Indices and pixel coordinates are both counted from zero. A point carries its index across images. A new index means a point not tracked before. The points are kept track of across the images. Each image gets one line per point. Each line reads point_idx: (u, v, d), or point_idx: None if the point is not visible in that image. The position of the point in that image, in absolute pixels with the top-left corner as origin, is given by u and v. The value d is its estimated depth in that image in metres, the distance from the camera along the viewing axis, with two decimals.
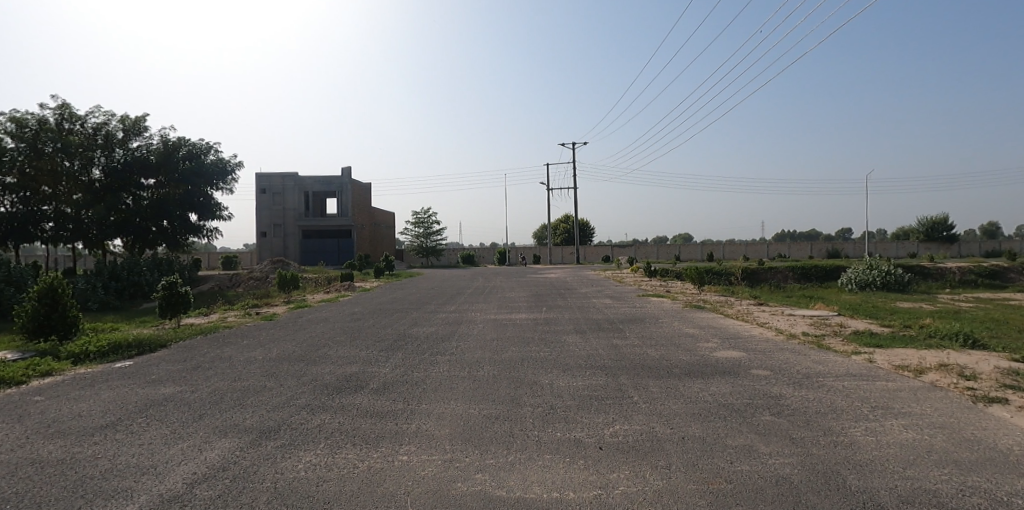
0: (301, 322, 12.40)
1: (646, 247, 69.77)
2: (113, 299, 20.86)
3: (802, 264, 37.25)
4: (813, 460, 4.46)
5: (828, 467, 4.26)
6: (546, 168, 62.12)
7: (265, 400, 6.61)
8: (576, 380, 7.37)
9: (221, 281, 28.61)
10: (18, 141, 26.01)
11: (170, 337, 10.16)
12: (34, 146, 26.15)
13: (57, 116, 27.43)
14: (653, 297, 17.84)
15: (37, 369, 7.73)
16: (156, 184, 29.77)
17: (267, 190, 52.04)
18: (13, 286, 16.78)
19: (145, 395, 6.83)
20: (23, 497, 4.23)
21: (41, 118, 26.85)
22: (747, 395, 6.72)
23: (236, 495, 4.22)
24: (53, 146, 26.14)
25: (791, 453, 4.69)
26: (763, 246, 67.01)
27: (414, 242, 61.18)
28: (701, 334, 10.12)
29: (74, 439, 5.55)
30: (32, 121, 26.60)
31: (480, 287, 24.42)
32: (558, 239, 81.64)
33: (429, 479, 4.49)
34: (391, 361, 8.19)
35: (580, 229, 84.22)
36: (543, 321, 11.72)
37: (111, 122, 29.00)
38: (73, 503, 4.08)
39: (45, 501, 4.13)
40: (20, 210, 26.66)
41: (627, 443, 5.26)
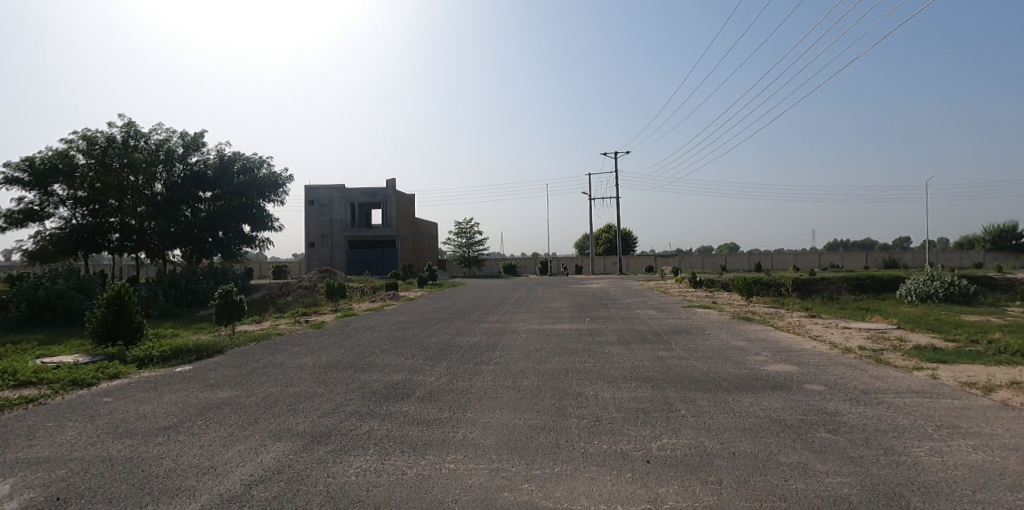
0: (349, 330, 12.67)
1: (690, 256, 68.37)
2: (172, 306, 21.73)
3: (858, 274, 35.74)
4: (873, 480, 4.24)
5: (889, 488, 4.05)
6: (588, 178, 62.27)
7: (316, 406, 6.74)
8: (622, 392, 7.22)
9: (272, 290, 29.60)
10: (89, 158, 27.16)
11: (226, 343, 10.52)
12: (103, 162, 27.26)
13: (123, 134, 28.83)
14: (699, 307, 17.56)
15: (105, 372, 8.19)
16: (213, 197, 31.22)
17: (315, 202, 53.78)
18: (82, 293, 16.49)
19: (204, 398, 7.09)
20: (94, 497, 4.60)
21: (109, 135, 28.24)
22: (801, 411, 6.45)
23: (292, 497, 4.43)
24: (120, 162, 27.42)
25: (849, 472, 4.47)
26: (814, 257, 64.92)
27: (457, 252, 62.07)
28: (751, 347, 9.72)
29: (140, 438, 5.90)
30: (101, 138, 27.94)
31: (523, 297, 24.34)
32: (599, 250, 81.48)
33: (477, 488, 4.51)
34: (435, 370, 8.22)
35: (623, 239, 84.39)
36: (586, 332, 11.57)
37: (173, 139, 30.51)
38: (144, 505, 4.37)
39: (114, 500, 4.49)
40: (89, 221, 27.34)
41: (676, 458, 5.12)
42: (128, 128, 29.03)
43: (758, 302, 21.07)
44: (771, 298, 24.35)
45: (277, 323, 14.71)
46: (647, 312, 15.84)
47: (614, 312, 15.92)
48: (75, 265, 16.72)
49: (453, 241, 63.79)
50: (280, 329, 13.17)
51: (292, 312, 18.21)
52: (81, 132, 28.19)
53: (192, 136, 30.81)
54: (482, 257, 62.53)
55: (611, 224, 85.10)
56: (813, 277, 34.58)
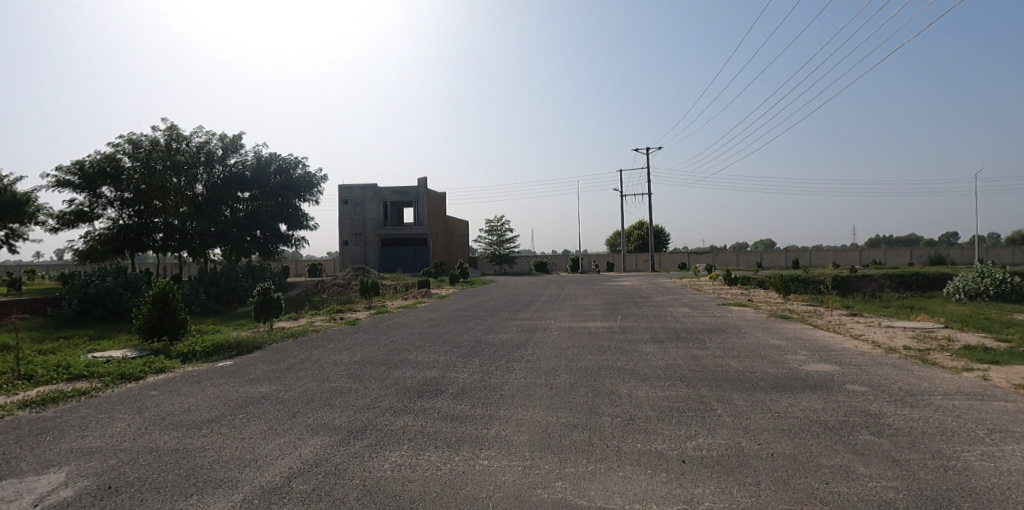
0: (383, 327, 12.86)
1: (725, 253, 67.03)
2: (212, 303, 22.45)
3: (902, 271, 34.43)
4: (921, 485, 4.08)
5: (938, 493, 3.89)
6: (619, 175, 61.76)
7: (352, 402, 6.87)
8: (656, 391, 7.12)
9: (308, 288, 30.28)
10: (134, 161, 28.13)
11: (264, 339, 10.80)
12: (148, 165, 28.21)
13: (166, 137, 29.90)
14: (734, 306, 17.20)
15: (151, 366, 8.51)
16: (251, 198, 32.18)
17: (349, 201, 54.76)
18: (129, 290, 17.20)
19: (245, 393, 7.30)
20: (142, 486, 4.78)
21: (153, 138, 29.28)
22: (843, 412, 6.25)
23: (329, 490, 4.52)
24: (164, 164, 28.49)
25: (895, 476, 4.31)
26: (854, 253, 62.81)
27: (488, 250, 62.41)
28: (788, 346, 9.48)
29: (185, 431, 6.12)
30: (146, 141, 28.98)
31: (554, 295, 24.29)
32: (631, 247, 80.79)
33: (510, 485, 4.52)
34: (468, 367, 8.27)
35: (655, 236, 83.44)
36: (619, 330, 11.48)
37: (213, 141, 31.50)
38: (188, 495, 4.53)
39: (161, 490, 4.66)
40: (135, 222, 28.49)
41: (712, 458, 5.03)
42: (170, 132, 30.09)
43: (796, 301, 20.48)
44: (809, 297, 23.69)
45: (313, 320, 15.03)
46: (680, 310, 15.61)
47: (647, 310, 15.75)
48: (123, 264, 17.48)
49: (485, 239, 64.05)
50: (316, 326, 13.45)
51: (327, 309, 18.57)
52: (127, 136, 29.30)
53: (231, 138, 31.74)
54: (513, 254, 62.65)
55: (643, 221, 84.21)
56: (853, 275, 33.47)
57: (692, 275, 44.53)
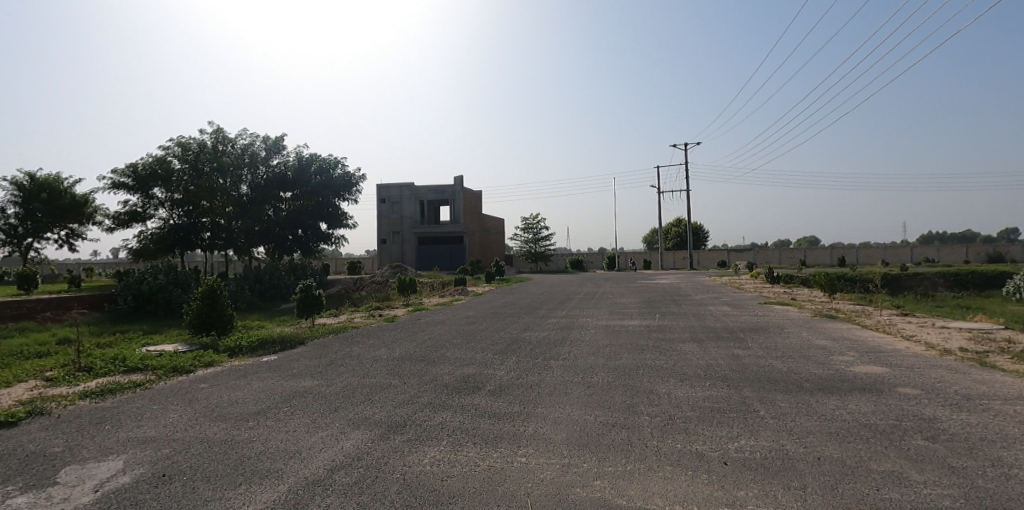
0: (421, 324, 13.04)
1: (766, 250, 65.19)
2: (256, 300, 23.18)
3: (958, 269, 32.74)
4: (979, 494, 3.87)
5: (999, 503, 3.69)
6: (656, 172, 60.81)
7: (391, 397, 6.98)
8: (696, 391, 7.00)
9: (347, 285, 30.92)
10: (183, 163, 29.49)
11: (307, 335, 11.11)
12: (195, 167, 29.55)
13: (212, 140, 31.05)
14: (777, 304, 16.71)
15: (201, 360, 8.85)
16: (293, 197, 32.99)
17: (386, 201, 55.56)
18: (179, 287, 17.93)
19: (289, 387, 7.52)
20: (194, 475, 4.98)
21: (200, 141, 30.49)
22: (894, 416, 6.00)
23: (370, 484, 4.61)
24: (210, 166, 29.70)
25: (952, 483, 4.11)
26: (905, 250, 60.10)
27: (524, 248, 62.39)
28: (834, 347, 9.15)
29: (233, 423, 6.34)
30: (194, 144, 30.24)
31: (591, 293, 24.14)
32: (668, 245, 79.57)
33: (548, 482, 4.52)
34: (506, 364, 8.30)
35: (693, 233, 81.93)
36: (656, 328, 11.33)
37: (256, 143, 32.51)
38: (236, 485, 4.69)
39: (211, 479, 4.85)
40: (184, 222, 29.84)
41: (756, 460, 4.90)
42: (216, 134, 31.23)
43: (843, 300, 19.72)
44: (857, 295, 22.74)
45: (353, 316, 15.37)
46: (720, 309, 15.28)
47: (686, 308, 15.48)
48: (173, 262, 18.24)
49: (520, 237, 64.06)
50: (355, 322, 13.73)
51: (365, 306, 18.93)
52: (177, 139, 30.64)
53: (273, 139, 32.70)
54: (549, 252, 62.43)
55: (681, 218, 82.78)
56: (905, 272, 32.04)
57: (732, 273, 43.42)
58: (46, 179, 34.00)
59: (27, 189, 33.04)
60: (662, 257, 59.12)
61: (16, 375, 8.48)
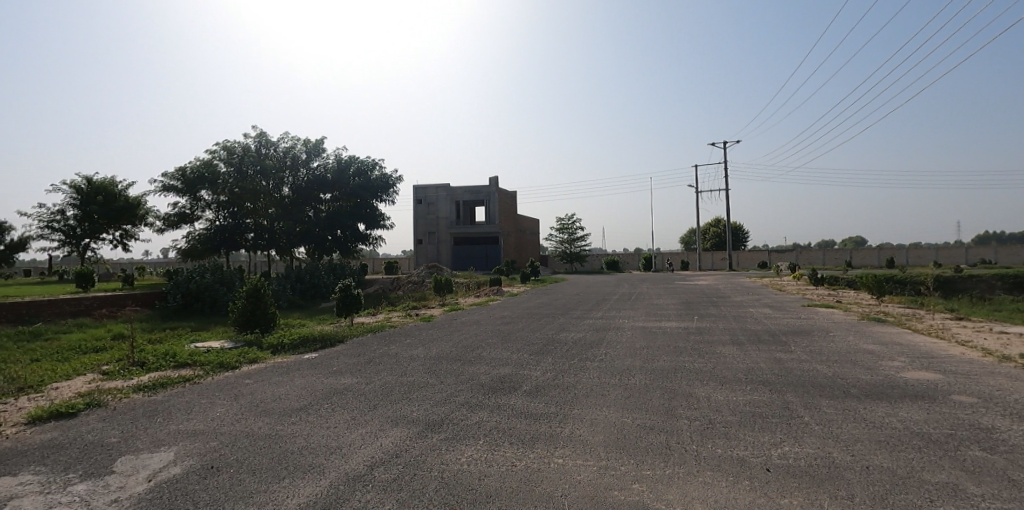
0: (457, 324, 13.18)
1: (809, 251, 63.22)
2: (297, 298, 23.80)
3: (1019, 271, 31.00)
4: None
5: None
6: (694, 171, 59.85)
7: (429, 396, 7.07)
8: (736, 395, 6.84)
9: (383, 284, 31.49)
10: (229, 166, 31.00)
11: (345, 333, 11.37)
12: (240, 170, 31.00)
13: (256, 143, 32.10)
14: (821, 307, 16.19)
15: (246, 357, 9.16)
16: (332, 199, 33.53)
17: (423, 201, 56.36)
18: (224, 286, 18.60)
19: (329, 384, 7.70)
20: (240, 467, 5.16)
21: (245, 144, 31.65)
22: (948, 424, 5.74)
23: (409, 481, 4.68)
24: (254, 170, 31.05)
25: (1013, 497, 3.90)
26: (959, 251, 57.25)
27: (558, 248, 62.22)
28: (883, 352, 8.81)
29: (276, 418, 6.54)
30: (238, 147, 31.52)
31: (627, 294, 23.90)
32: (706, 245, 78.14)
33: (586, 484, 4.50)
34: (541, 365, 8.30)
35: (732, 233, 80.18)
36: (695, 330, 11.14)
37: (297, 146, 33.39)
38: (280, 478, 4.83)
39: (256, 472, 5.01)
40: (229, 223, 31.22)
41: (800, 467, 4.76)
42: (259, 138, 32.27)
43: (891, 303, 18.94)
44: (908, 298, 21.81)
45: (390, 316, 15.63)
46: (760, 310, 14.91)
47: (725, 310, 15.17)
48: (218, 261, 18.92)
49: (555, 237, 63.92)
50: (392, 321, 13.96)
51: (401, 305, 19.24)
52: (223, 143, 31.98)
53: (313, 142, 33.55)
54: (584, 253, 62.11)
55: (719, 218, 81.15)
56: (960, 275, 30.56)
57: (773, 275, 42.27)
58: (102, 183, 35.68)
59: (85, 192, 34.81)
60: (700, 257, 57.99)
61: (75, 369, 8.96)
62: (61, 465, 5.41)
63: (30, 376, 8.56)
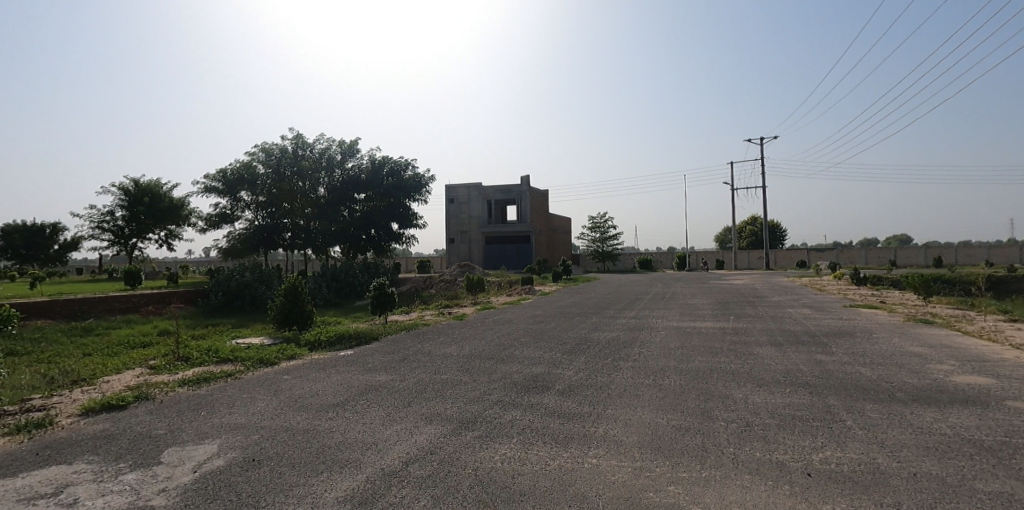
0: (489, 322, 13.26)
1: (851, 250, 61.24)
2: (332, 296, 24.35)
3: None
4: None
5: None
6: (729, 168, 58.74)
7: (462, 394, 7.14)
8: (775, 397, 6.69)
9: (416, 282, 31.87)
10: (267, 168, 31.83)
11: (380, 331, 11.56)
12: (278, 171, 31.74)
13: (293, 145, 32.90)
14: (864, 308, 15.67)
15: (284, 353, 9.41)
16: (366, 199, 34.17)
17: (455, 201, 57.01)
18: (263, 284, 19.15)
19: (365, 380, 7.85)
20: (280, 461, 5.31)
21: (282, 146, 32.53)
22: (1002, 432, 5.47)
23: (443, 477, 4.73)
24: (291, 171, 31.82)
25: None
26: (1014, 250, 54.45)
27: (591, 247, 61.60)
28: (931, 354, 8.47)
29: (314, 413, 6.71)
30: (277, 149, 32.36)
31: (661, 293, 23.59)
32: (742, 244, 76.54)
33: (621, 485, 4.47)
34: (575, 364, 8.28)
35: (770, 231, 78.28)
36: (731, 331, 10.92)
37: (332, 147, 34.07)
38: (319, 472, 4.95)
39: (295, 466, 5.14)
40: (268, 223, 32.22)
41: (843, 473, 4.63)
42: (297, 139, 33.09)
43: (939, 304, 18.18)
44: (960, 299, 20.85)
45: (423, 314, 15.81)
46: (799, 311, 14.52)
47: (762, 310, 14.83)
48: (257, 260, 19.52)
49: (588, 236, 63.40)
50: (426, 319, 14.13)
51: (434, 304, 19.45)
52: (262, 145, 32.89)
53: (348, 143, 34.21)
54: (617, 252, 61.53)
55: (756, 216, 79.33)
56: (1015, 275, 29.09)
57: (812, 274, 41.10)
58: (147, 185, 37.25)
59: (132, 193, 36.36)
60: (734, 256, 56.72)
61: (124, 363, 9.36)
62: (113, 455, 5.66)
63: (84, 370, 8.98)
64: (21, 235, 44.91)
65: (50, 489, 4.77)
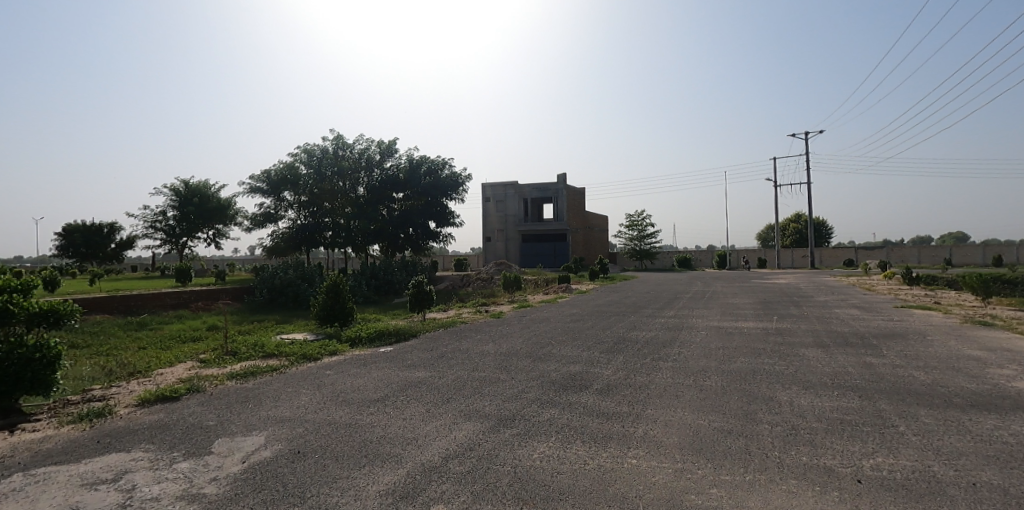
0: (526, 320, 13.30)
1: (902, 248, 58.76)
2: (371, 294, 24.89)
3: None
4: None
5: None
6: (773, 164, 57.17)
7: (500, 391, 7.19)
8: (822, 400, 6.49)
9: (454, 281, 32.19)
10: (309, 168, 32.77)
11: (418, 328, 11.75)
12: (319, 171, 32.68)
13: (333, 146, 33.72)
14: (918, 309, 14.99)
15: (326, 349, 9.66)
16: (404, 198, 34.81)
17: (492, 199, 57.20)
18: (306, 281, 19.72)
19: (405, 377, 7.99)
20: (324, 454, 5.46)
21: (323, 147, 33.42)
22: None
23: (483, 474, 4.78)
24: (332, 171, 32.75)
25: None
26: None
27: (628, 245, 60.95)
28: (991, 359, 8.05)
29: (356, 407, 6.88)
30: (318, 150, 33.27)
31: (700, 292, 23.16)
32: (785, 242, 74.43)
33: (661, 487, 4.42)
34: (613, 363, 8.24)
35: (815, 229, 75.79)
36: (774, 331, 10.64)
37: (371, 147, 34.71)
38: (362, 466, 5.08)
39: (339, 459, 5.28)
40: (310, 222, 32.92)
41: (896, 480, 4.46)
42: (337, 140, 33.90)
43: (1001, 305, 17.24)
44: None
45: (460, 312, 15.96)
46: (847, 311, 14.02)
47: (806, 311, 14.38)
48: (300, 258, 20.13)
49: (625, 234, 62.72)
50: (463, 317, 14.29)
51: (471, 302, 19.61)
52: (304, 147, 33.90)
53: (386, 143, 34.80)
54: (655, 250, 60.73)
55: (800, 213, 77.01)
56: None
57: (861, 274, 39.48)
58: (196, 186, 38.84)
59: (183, 194, 38.00)
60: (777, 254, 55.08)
61: (176, 357, 9.81)
62: (167, 444, 5.94)
63: (139, 362, 9.46)
64: (81, 234, 47.45)
65: (111, 475, 5.05)
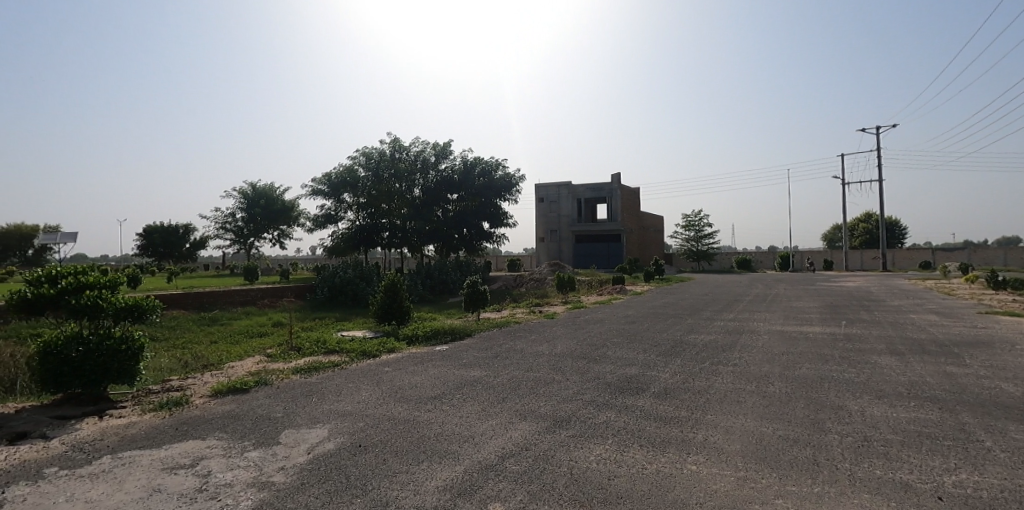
0: (580, 321, 13.26)
1: (986, 249, 54.65)
2: (427, 293, 25.52)
3: None
4: None
5: None
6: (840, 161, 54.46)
7: (556, 392, 7.22)
8: (897, 411, 6.16)
9: (507, 281, 32.38)
10: (367, 170, 33.57)
11: (473, 327, 11.96)
12: (377, 173, 33.45)
13: (390, 148, 34.48)
14: (1008, 315, 13.89)
15: (385, 347, 9.96)
16: (458, 199, 35.50)
17: (544, 199, 57.09)
18: (364, 280, 20.39)
19: (461, 375, 8.15)
20: (385, 448, 5.66)
21: (381, 150, 34.23)
22: None
23: (540, 475, 4.82)
24: (389, 173, 33.45)
25: None
26: None
27: (685, 246, 59.47)
28: None
29: (414, 404, 7.08)
30: (376, 153, 34.11)
31: (762, 295, 22.33)
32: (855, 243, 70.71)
33: (723, 495, 4.34)
34: (671, 367, 8.10)
35: (887, 230, 71.62)
36: (843, 337, 10.15)
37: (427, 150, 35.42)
38: (421, 462, 5.23)
39: (400, 454, 5.46)
40: (368, 223, 33.32)
41: (982, 499, 4.19)
42: (394, 143, 34.63)
43: None
44: None
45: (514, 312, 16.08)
46: (923, 317, 13.19)
47: (878, 315, 13.64)
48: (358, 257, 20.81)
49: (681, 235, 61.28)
50: (518, 317, 14.40)
51: (524, 302, 19.71)
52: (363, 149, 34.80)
53: (441, 145, 35.49)
54: (712, 251, 59.01)
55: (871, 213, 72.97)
56: None
57: (939, 276, 36.97)
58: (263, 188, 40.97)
59: (250, 196, 40.14)
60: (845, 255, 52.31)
61: (245, 350, 10.41)
62: (239, 433, 6.32)
63: (211, 355, 10.08)
64: (160, 234, 50.89)
65: (189, 460, 5.43)
